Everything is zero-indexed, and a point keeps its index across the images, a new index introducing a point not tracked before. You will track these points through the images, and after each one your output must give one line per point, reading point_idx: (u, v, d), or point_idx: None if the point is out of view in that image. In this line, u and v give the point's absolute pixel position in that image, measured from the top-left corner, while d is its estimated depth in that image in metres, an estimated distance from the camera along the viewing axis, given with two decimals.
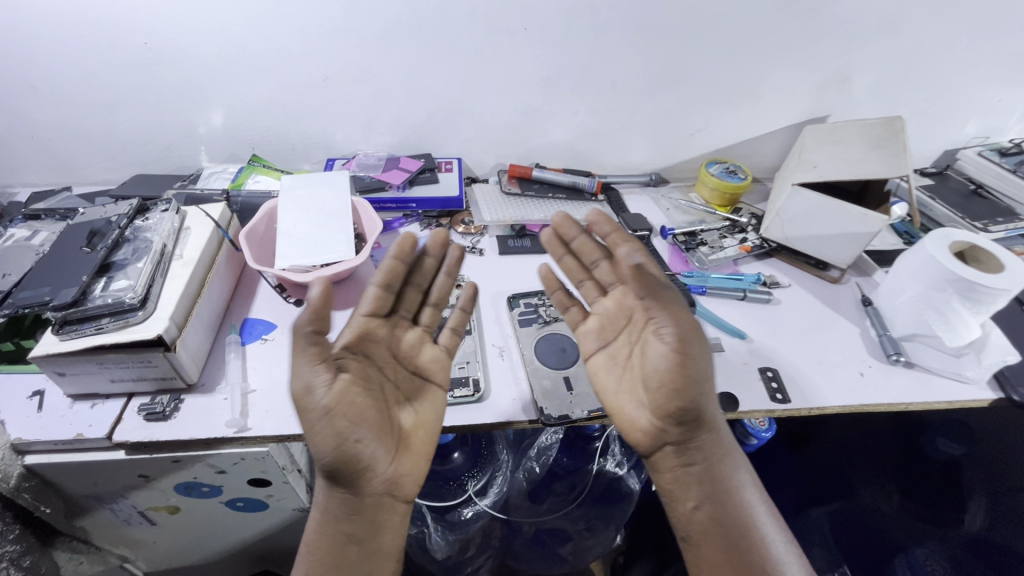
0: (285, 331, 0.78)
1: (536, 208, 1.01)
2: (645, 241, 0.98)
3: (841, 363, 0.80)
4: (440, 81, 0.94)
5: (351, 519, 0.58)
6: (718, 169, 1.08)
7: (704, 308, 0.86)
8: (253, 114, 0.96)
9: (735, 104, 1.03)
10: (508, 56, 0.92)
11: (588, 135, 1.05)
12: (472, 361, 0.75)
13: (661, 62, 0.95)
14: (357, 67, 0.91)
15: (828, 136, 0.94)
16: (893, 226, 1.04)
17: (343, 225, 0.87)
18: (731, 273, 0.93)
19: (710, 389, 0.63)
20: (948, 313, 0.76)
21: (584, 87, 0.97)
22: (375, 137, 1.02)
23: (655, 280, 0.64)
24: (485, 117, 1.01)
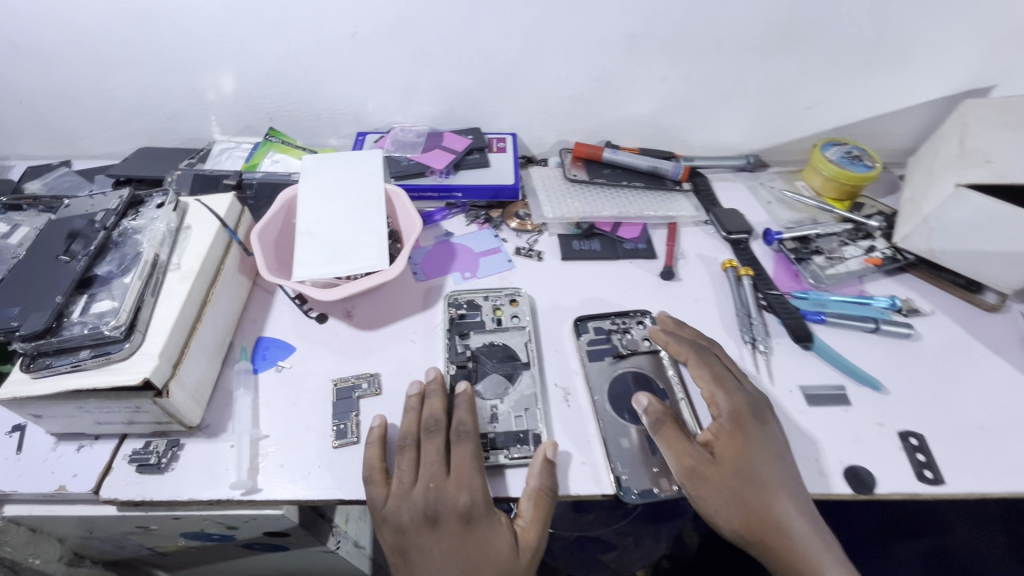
0: (306, 355, 0.65)
1: (607, 200, 0.82)
2: (742, 245, 0.79)
3: (1010, 429, 0.62)
4: (497, 37, 0.75)
5: None
6: (837, 152, 0.86)
7: (824, 343, 0.68)
8: (269, 78, 0.80)
9: (874, 70, 0.80)
10: (585, 5, 0.71)
11: (675, 108, 0.85)
12: (532, 407, 0.59)
13: (784, 13, 0.72)
14: (394, 19, 0.73)
15: (1008, 118, 0.71)
16: None
17: (373, 222, 0.71)
18: (856, 295, 0.74)
19: (732, 514, 0.51)
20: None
21: (678, 46, 0.76)
22: (414, 108, 0.84)
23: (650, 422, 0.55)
24: (549, 85, 0.81)
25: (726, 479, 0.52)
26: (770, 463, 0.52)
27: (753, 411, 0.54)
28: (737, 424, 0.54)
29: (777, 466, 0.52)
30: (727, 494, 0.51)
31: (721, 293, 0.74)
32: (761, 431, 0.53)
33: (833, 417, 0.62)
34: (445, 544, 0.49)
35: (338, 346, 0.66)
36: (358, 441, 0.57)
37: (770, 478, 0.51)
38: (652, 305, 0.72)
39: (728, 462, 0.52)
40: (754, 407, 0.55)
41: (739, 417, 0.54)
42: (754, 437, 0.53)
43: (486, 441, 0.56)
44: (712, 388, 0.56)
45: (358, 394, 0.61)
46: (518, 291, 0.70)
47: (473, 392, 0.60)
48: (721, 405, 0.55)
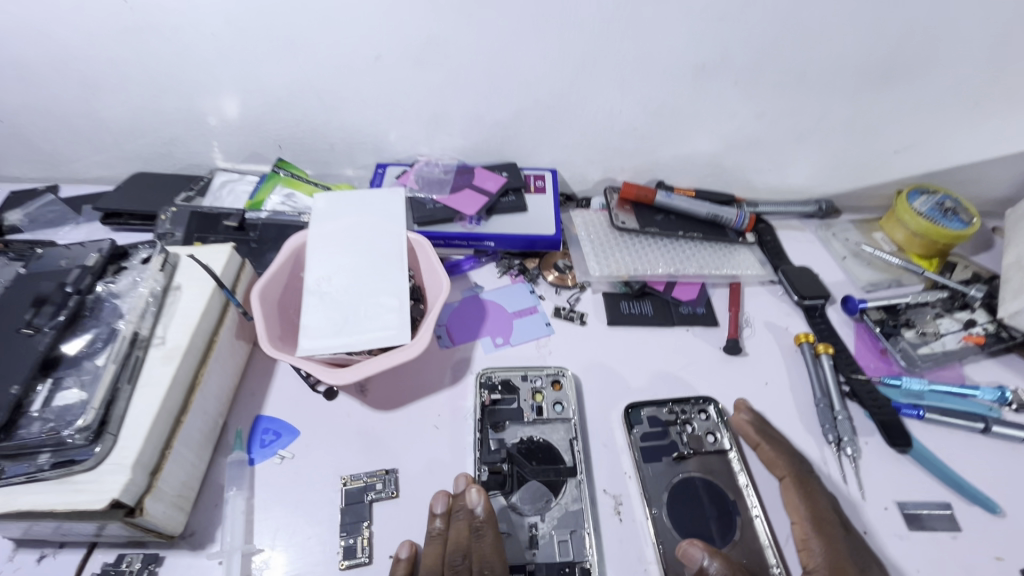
0: (311, 441, 0.55)
1: (660, 254, 0.71)
2: (817, 313, 0.68)
3: None
4: (542, 65, 0.64)
5: None
6: (926, 203, 0.74)
7: (921, 445, 0.57)
8: (278, 103, 0.70)
9: (981, 112, 0.68)
10: (648, 32, 0.60)
11: (740, 147, 0.74)
12: (579, 528, 0.51)
13: (885, 45, 0.61)
14: (423, 41, 0.62)
15: None
16: None
17: (393, 280, 0.61)
18: (955, 381, 0.63)
19: None
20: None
21: (754, 79, 0.65)
22: (441, 139, 0.74)
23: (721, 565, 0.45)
24: (597, 118, 0.70)
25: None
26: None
27: (856, 566, 0.46)
28: None
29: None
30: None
31: (795, 373, 0.63)
32: None
33: (938, 545, 0.51)
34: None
35: (349, 430, 0.56)
36: (370, 561, 0.48)
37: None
38: (714, 386, 0.61)
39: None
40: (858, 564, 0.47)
41: (841, 575, 0.46)
42: None
43: (525, 575, 0.48)
44: (808, 532, 0.49)
45: (372, 497, 0.51)
46: (562, 371, 0.61)
47: (509, 505, 0.52)
48: (819, 555, 0.47)
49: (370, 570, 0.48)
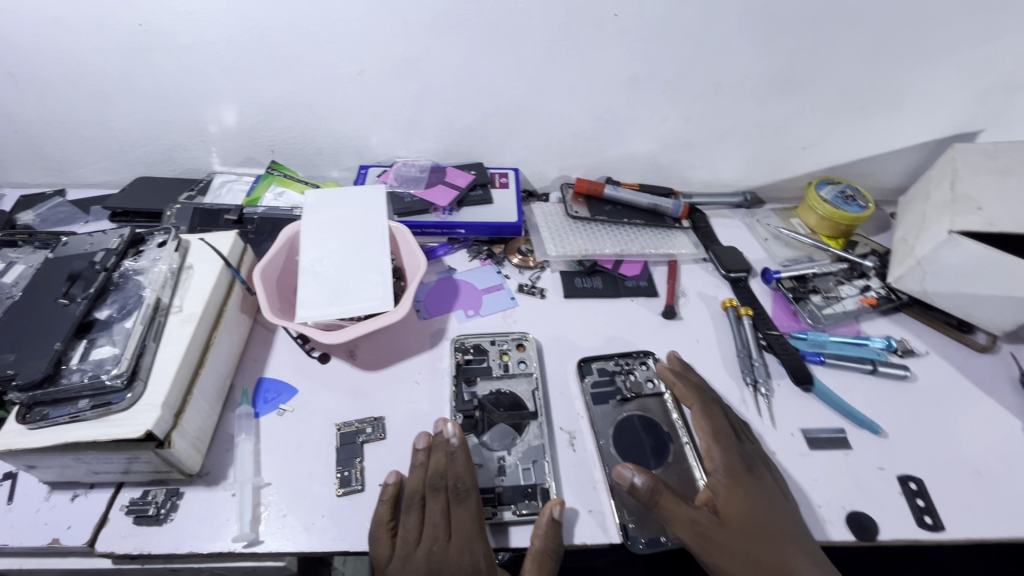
0: (308, 397, 0.64)
1: (609, 237, 0.83)
2: (742, 284, 0.80)
3: (1004, 471, 0.63)
4: (502, 77, 0.76)
5: None
6: (832, 192, 0.87)
7: (822, 384, 0.69)
8: (273, 112, 0.80)
9: (866, 115, 0.82)
10: (589, 50, 0.72)
11: (674, 147, 0.86)
12: (539, 459, 0.60)
13: (782, 60, 0.74)
14: (400, 57, 0.73)
15: (993, 165, 0.74)
16: None
17: (377, 260, 0.71)
18: (852, 335, 0.75)
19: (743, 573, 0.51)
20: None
21: (679, 89, 0.78)
22: (417, 143, 0.85)
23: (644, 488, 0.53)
24: (552, 123, 0.82)
25: (732, 540, 0.52)
26: (773, 518, 0.53)
27: (747, 467, 0.56)
28: (733, 478, 0.55)
29: (781, 522, 0.52)
30: (735, 553, 0.51)
31: (722, 332, 0.75)
32: (758, 489, 0.54)
33: (832, 460, 0.62)
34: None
35: (341, 387, 0.65)
36: (363, 488, 0.57)
37: (779, 537, 0.52)
38: (654, 344, 0.72)
39: (730, 520, 0.53)
40: (747, 462, 0.56)
41: (735, 473, 0.55)
42: (753, 496, 0.54)
43: (495, 496, 0.57)
44: (709, 443, 0.57)
45: (363, 438, 0.60)
46: (525, 336, 0.70)
47: (480, 443, 0.61)
48: (716, 458, 0.56)
49: (362, 495, 0.56)
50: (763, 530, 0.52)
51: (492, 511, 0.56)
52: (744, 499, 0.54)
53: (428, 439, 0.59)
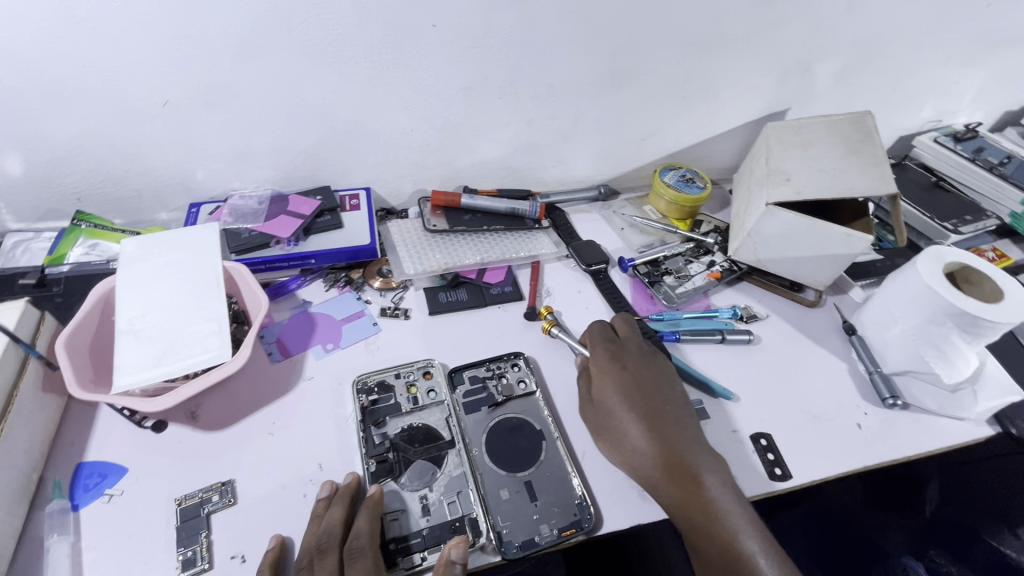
0: (140, 475, 0.56)
1: (470, 247, 0.83)
2: (602, 276, 0.83)
3: (836, 411, 0.71)
4: (330, 95, 0.72)
5: None
6: (674, 177, 0.93)
7: (680, 360, 0.73)
8: (68, 156, 0.70)
9: (690, 103, 0.88)
10: (415, 61, 0.71)
11: (524, 150, 0.88)
12: (464, 489, 0.58)
13: (604, 59, 0.78)
14: (209, 84, 0.67)
15: (795, 138, 0.82)
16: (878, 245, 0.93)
17: (210, 307, 0.64)
18: (703, 309, 0.81)
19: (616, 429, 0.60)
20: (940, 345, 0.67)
21: (515, 94, 0.79)
22: (252, 172, 0.79)
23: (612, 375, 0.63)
24: (394, 138, 0.80)
25: (603, 406, 0.62)
26: (643, 387, 0.62)
27: (624, 350, 0.66)
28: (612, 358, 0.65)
29: (648, 387, 0.62)
30: (619, 421, 0.60)
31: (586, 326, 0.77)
32: (634, 365, 0.64)
33: None
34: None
35: (181, 456, 0.58)
36: (212, 565, 0.51)
37: (652, 400, 0.61)
38: (523, 347, 0.73)
39: (607, 395, 0.62)
40: (616, 348, 0.66)
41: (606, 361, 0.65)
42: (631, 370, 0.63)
43: (415, 543, 0.54)
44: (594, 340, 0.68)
45: (208, 509, 0.54)
46: (431, 362, 0.68)
47: (397, 486, 0.57)
48: (592, 353, 0.67)
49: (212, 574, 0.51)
50: (629, 392, 0.61)
51: (410, 560, 0.53)
52: (618, 372, 0.63)
53: (327, 493, 0.56)
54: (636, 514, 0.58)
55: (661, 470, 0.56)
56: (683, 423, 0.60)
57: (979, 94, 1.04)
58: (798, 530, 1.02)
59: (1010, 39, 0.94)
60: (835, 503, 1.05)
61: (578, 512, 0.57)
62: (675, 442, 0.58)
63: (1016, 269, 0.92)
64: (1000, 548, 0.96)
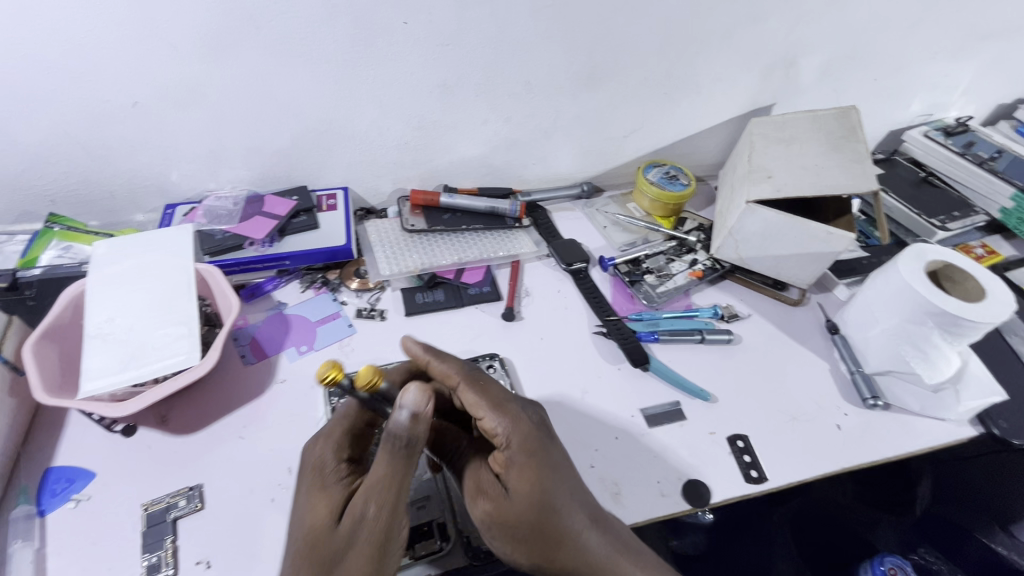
0: (108, 481, 0.56)
1: (448, 247, 0.82)
2: (582, 275, 0.82)
3: (816, 412, 0.70)
4: (303, 95, 0.71)
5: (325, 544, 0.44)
6: (657, 174, 0.92)
7: (658, 361, 0.72)
8: (39, 158, 0.69)
9: (673, 99, 0.87)
10: (388, 59, 0.70)
11: (504, 147, 0.87)
12: (433, 493, 0.57)
13: (582, 55, 0.76)
14: (178, 84, 0.66)
15: (778, 134, 0.80)
16: (864, 243, 0.92)
17: (181, 310, 0.64)
18: (684, 309, 0.80)
19: (519, 536, 0.49)
20: (922, 343, 0.66)
21: (492, 91, 0.78)
22: (227, 173, 0.78)
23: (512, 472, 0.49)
24: (371, 137, 0.79)
25: (512, 518, 0.48)
26: (552, 481, 0.49)
27: (531, 436, 0.51)
28: (524, 452, 0.49)
29: (560, 480, 0.49)
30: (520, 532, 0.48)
31: (564, 325, 0.76)
32: (548, 454, 0.50)
33: (669, 433, 0.65)
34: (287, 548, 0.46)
35: (150, 460, 0.58)
36: (176, 571, 0.51)
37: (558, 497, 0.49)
38: (499, 348, 0.72)
39: (521, 508, 0.48)
40: (522, 447, 0.50)
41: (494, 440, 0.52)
42: (545, 463, 0.50)
43: None
44: (490, 420, 0.51)
45: (175, 514, 0.54)
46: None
47: None
48: (515, 459, 0.49)
49: None
50: (540, 500, 0.48)
51: None
52: (525, 473, 0.49)
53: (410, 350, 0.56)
54: None
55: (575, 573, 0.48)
56: (595, 514, 0.49)
57: (970, 87, 1.02)
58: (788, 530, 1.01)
59: (1001, 30, 0.92)
60: (826, 503, 1.04)
61: None
62: (591, 545, 0.48)
63: (1006, 265, 0.91)
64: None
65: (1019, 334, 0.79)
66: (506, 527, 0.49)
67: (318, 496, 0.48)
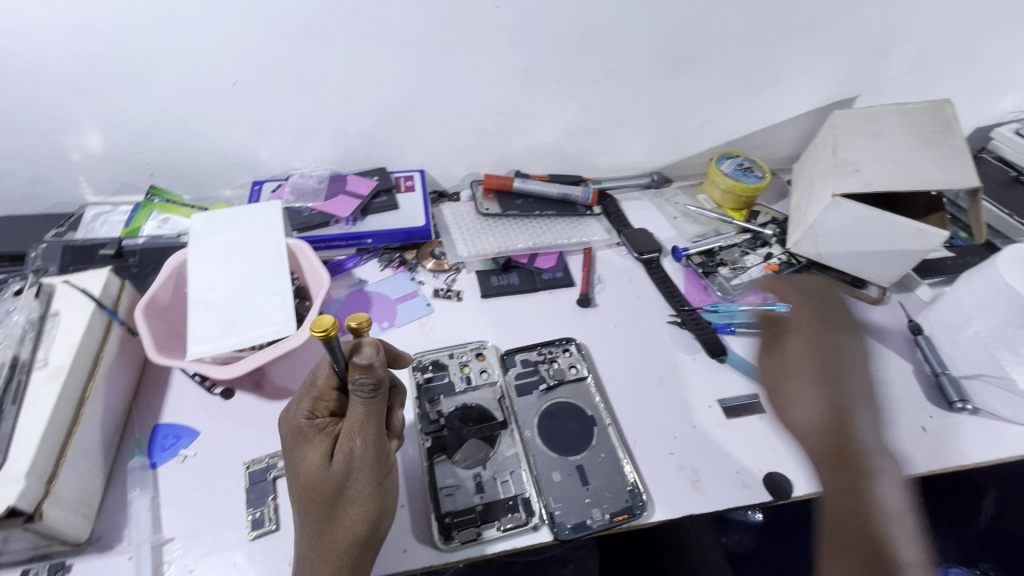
0: (211, 439, 0.59)
1: (521, 232, 0.83)
2: (654, 264, 0.82)
3: (899, 413, 0.68)
4: (391, 77, 0.73)
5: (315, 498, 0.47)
6: (731, 165, 0.90)
7: (735, 353, 0.71)
8: (145, 134, 0.73)
9: (753, 89, 0.85)
10: (477, 42, 0.71)
11: (578, 134, 0.87)
12: (517, 469, 0.59)
13: (667, 42, 0.76)
14: (277, 63, 0.69)
15: (866, 126, 0.78)
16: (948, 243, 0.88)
17: (275, 282, 0.66)
18: (760, 303, 0.79)
19: (798, 393, 0.64)
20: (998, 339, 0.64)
21: (573, 77, 0.78)
22: (312, 152, 0.81)
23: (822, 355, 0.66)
24: (452, 120, 0.80)
25: (801, 379, 0.65)
26: (843, 357, 0.67)
27: (835, 321, 0.71)
28: (822, 321, 0.70)
29: (846, 362, 0.66)
30: (800, 388, 0.65)
31: (638, 314, 0.76)
32: (852, 338, 0.69)
33: (748, 425, 0.65)
34: (294, 486, 0.49)
35: (248, 423, 0.61)
36: (278, 527, 0.53)
37: (837, 370, 0.65)
38: (573, 333, 0.73)
39: (802, 366, 0.66)
40: (817, 323, 0.70)
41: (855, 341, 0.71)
42: (846, 343, 0.68)
43: (473, 517, 0.55)
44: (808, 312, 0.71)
45: (275, 474, 0.57)
46: (483, 344, 0.69)
47: (452, 462, 0.59)
48: (794, 316, 0.72)
49: (278, 535, 0.53)
50: (834, 361, 0.66)
51: (466, 534, 0.54)
52: (839, 343, 0.68)
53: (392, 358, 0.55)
54: (690, 504, 0.58)
55: (829, 443, 0.59)
56: (868, 400, 0.64)
57: None
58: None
59: None
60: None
61: (630, 498, 0.57)
62: (854, 422, 0.60)
63: None
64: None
65: None
66: (807, 393, 0.64)
67: (299, 450, 0.49)
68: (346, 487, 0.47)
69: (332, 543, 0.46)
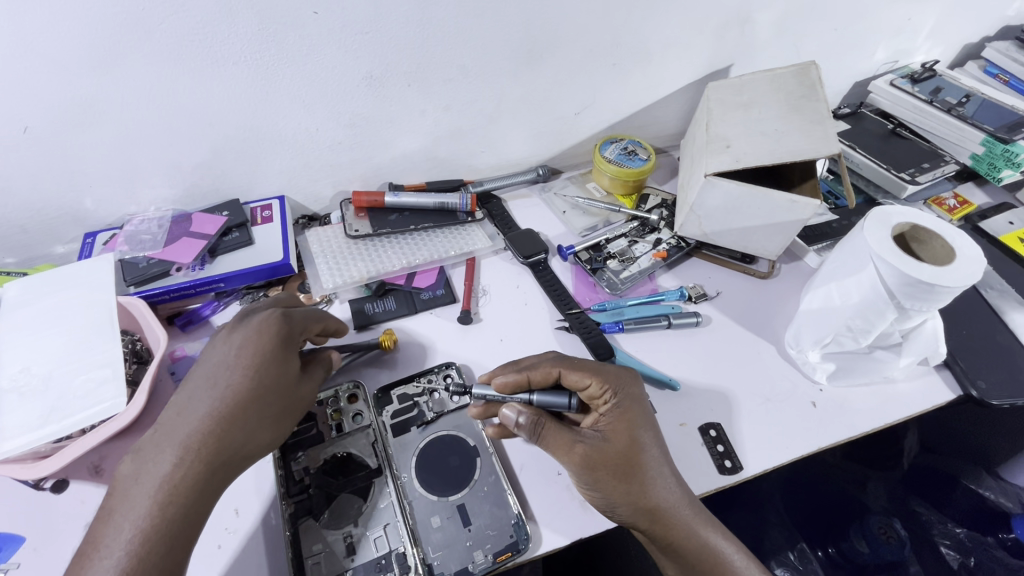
0: (37, 544, 0.53)
1: (396, 251, 0.77)
2: (541, 267, 0.78)
3: (789, 392, 0.67)
4: (216, 103, 0.65)
5: (238, 423, 0.50)
6: (615, 150, 0.87)
7: (622, 353, 0.69)
8: None
9: (623, 71, 0.82)
10: (304, 55, 0.64)
11: (447, 138, 0.81)
12: (392, 521, 0.54)
13: (519, 32, 0.71)
14: (70, 102, 0.60)
15: (737, 98, 0.76)
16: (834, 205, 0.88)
17: (103, 350, 0.59)
18: (649, 294, 0.76)
19: (615, 482, 0.53)
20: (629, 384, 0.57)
21: (425, 79, 0.72)
22: (147, 194, 0.72)
23: (637, 411, 0.56)
24: (300, 141, 0.73)
25: (617, 460, 0.53)
26: (632, 431, 0.54)
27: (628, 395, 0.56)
28: (625, 417, 0.55)
29: (634, 429, 0.54)
30: (604, 482, 0.53)
31: (524, 325, 0.72)
32: (609, 410, 0.55)
33: None
34: (208, 371, 0.51)
35: (83, 517, 0.54)
36: None
37: (629, 446, 0.54)
38: (456, 355, 0.69)
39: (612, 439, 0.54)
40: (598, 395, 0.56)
41: (619, 418, 0.55)
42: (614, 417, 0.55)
43: None
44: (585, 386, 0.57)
45: None
46: (357, 384, 0.64)
47: (320, 525, 0.54)
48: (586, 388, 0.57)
49: None
50: (623, 430, 0.54)
51: None
52: (620, 414, 0.55)
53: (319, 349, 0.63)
54: (575, 528, 0.55)
55: (648, 516, 0.52)
56: (633, 472, 0.53)
57: (935, 29, 0.98)
58: (777, 495, 0.92)
59: None
60: (810, 465, 0.96)
61: (514, 533, 0.54)
62: (662, 487, 0.53)
63: (981, 214, 0.88)
64: (978, 491, 0.87)
65: (996, 288, 0.76)
66: (602, 483, 0.53)
67: (236, 376, 0.51)
68: (259, 430, 0.51)
69: (196, 479, 0.47)
